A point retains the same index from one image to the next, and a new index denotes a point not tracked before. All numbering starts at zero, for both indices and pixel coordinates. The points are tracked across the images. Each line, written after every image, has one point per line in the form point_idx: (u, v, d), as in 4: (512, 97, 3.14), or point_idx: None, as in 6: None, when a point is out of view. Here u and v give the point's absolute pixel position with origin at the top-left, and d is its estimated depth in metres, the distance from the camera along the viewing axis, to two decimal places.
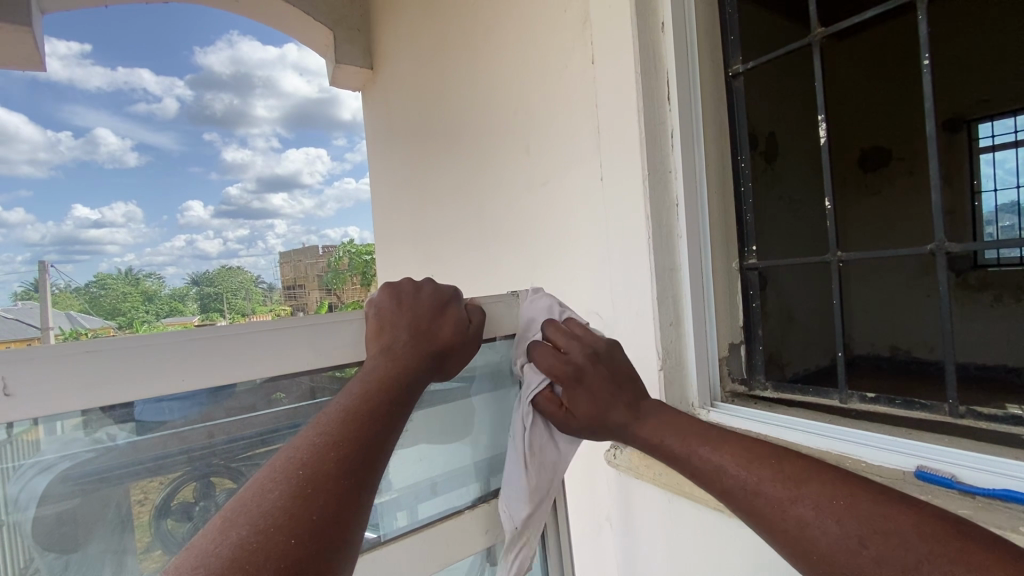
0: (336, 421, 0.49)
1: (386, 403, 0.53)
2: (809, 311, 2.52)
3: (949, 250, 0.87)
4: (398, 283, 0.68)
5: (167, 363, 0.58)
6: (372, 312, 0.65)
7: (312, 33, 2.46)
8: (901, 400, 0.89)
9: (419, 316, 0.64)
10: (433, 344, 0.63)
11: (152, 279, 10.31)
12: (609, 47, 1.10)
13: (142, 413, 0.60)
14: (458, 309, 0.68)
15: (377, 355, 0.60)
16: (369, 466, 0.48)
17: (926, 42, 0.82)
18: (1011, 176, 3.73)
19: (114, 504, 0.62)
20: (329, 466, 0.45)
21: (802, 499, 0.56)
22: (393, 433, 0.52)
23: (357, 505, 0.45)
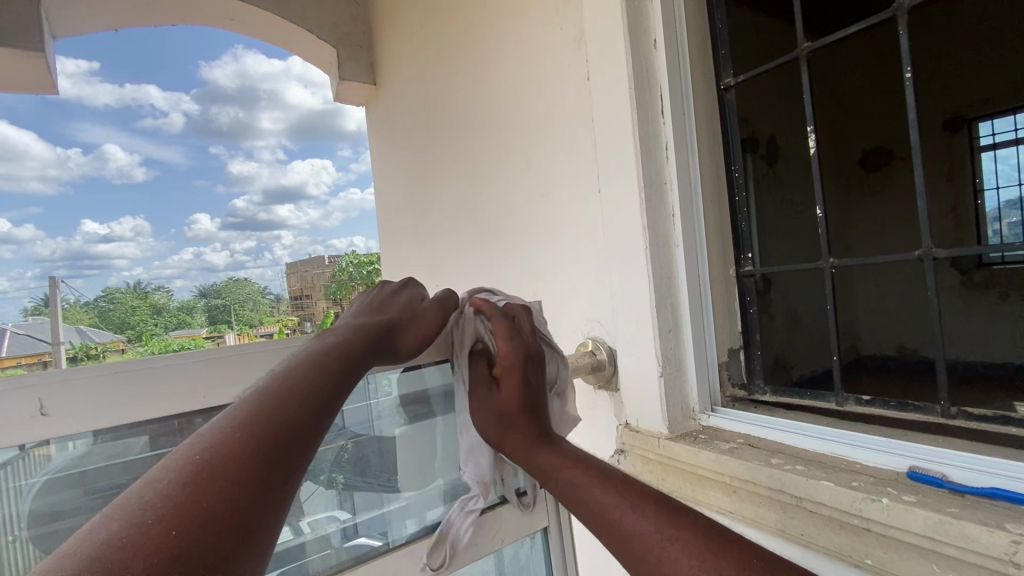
0: (267, 393, 0.53)
1: (322, 377, 0.57)
2: (813, 313, 2.54)
3: (938, 255, 0.89)
4: (360, 293, 0.82)
5: None
6: (336, 320, 0.76)
7: (317, 50, 2.52)
8: (895, 402, 0.92)
9: (370, 311, 0.75)
10: (375, 330, 0.70)
11: (161, 292, 10.44)
12: (605, 64, 1.13)
13: (145, 429, 0.67)
14: (409, 295, 0.80)
15: (323, 340, 0.67)
16: (295, 432, 0.50)
17: (908, 56, 0.86)
18: (1014, 173, 3.72)
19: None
20: (250, 430, 0.48)
21: (712, 575, 0.51)
22: (327, 405, 0.56)
23: (274, 471, 0.47)
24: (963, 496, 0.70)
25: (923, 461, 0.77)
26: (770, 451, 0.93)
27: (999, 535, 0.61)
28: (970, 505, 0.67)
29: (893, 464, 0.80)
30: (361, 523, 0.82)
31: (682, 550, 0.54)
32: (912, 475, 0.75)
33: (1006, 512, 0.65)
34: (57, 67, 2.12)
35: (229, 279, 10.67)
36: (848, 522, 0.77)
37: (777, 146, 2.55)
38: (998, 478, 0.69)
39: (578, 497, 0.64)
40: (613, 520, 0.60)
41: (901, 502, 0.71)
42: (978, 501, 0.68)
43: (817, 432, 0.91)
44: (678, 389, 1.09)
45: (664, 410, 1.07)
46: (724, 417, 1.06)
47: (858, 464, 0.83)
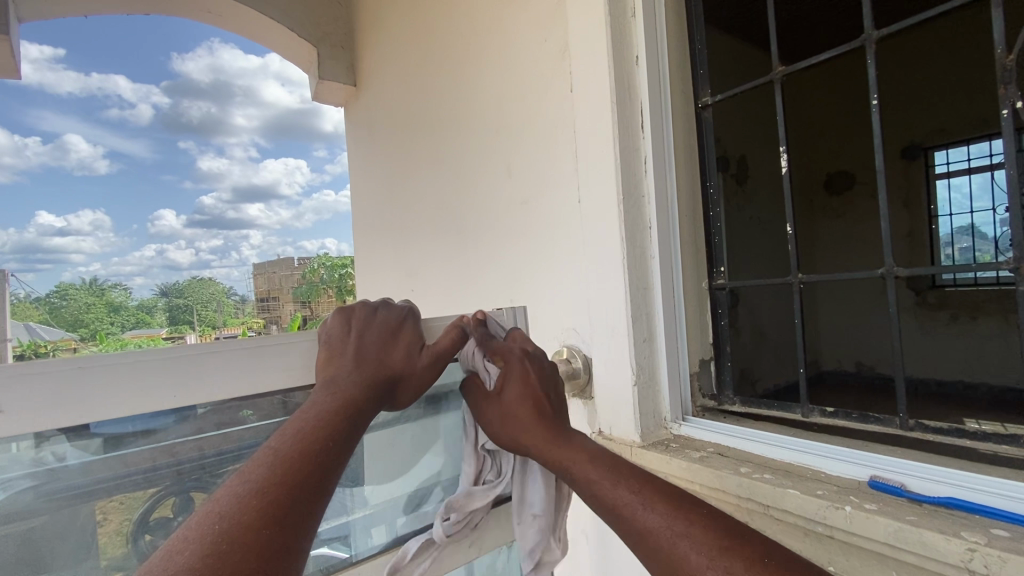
0: (264, 464, 0.47)
1: (325, 441, 0.51)
2: (777, 329, 2.63)
3: (898, 274, 0.93)
4: (350, 307, 0.66)
5: (143, 382, 0.59)
6: (322, 341, 0.64)
7: (297, 48, 2.49)
8: (858, 414, 0.95)
9: (368, 344, 0.62)
10: (379, 375, 0.60)
11: (118, 291, 9.54)
12: (588, 77, 1.15)
13: (99, 431, 0.58)
14: (413, 330, 0.67)
15: (319, 388, 0.58)
16: (301, 511, 0.46)
17: (875, 83, 0.89)
18: (966, 201, 3.88)
19: (80, 522, 0.59)
20: (251, 515, 0.43)
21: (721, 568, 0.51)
22: (330, 477, 0.50)
23: (291, 528, 0.44)
24: (921, 505, 0.73)
25: (883, 471, 0.81)
26: (739, 460, 0.95)
27: (956, 543, 0.64)
28: (929, 514, 0.70)
29: (854, 474, 0.83)
30: (323, 532, 0.77)
31: (702, 539, 0.54)
32: (874, 485, 0.78)
33: (961, 521, 0.68)
34: (18, 47, 2.00)
35: (192, 278, 9.95)
36: (813, 529, 0.79)
37: (747, 166, 2.64)
38: (953, 488, 0.73)
39: (597, 487, 0.65)
40: (633, 513, 0.60)
41: (863, 510, 0.73)
42: (935, 510, 0.71)
43: (786, 442, 0.94)
44: (651, 399, 1.10)
45: (637, 419, 1.08)
46: (694, 426, 1.08)
47: (823, 473, 0.86)
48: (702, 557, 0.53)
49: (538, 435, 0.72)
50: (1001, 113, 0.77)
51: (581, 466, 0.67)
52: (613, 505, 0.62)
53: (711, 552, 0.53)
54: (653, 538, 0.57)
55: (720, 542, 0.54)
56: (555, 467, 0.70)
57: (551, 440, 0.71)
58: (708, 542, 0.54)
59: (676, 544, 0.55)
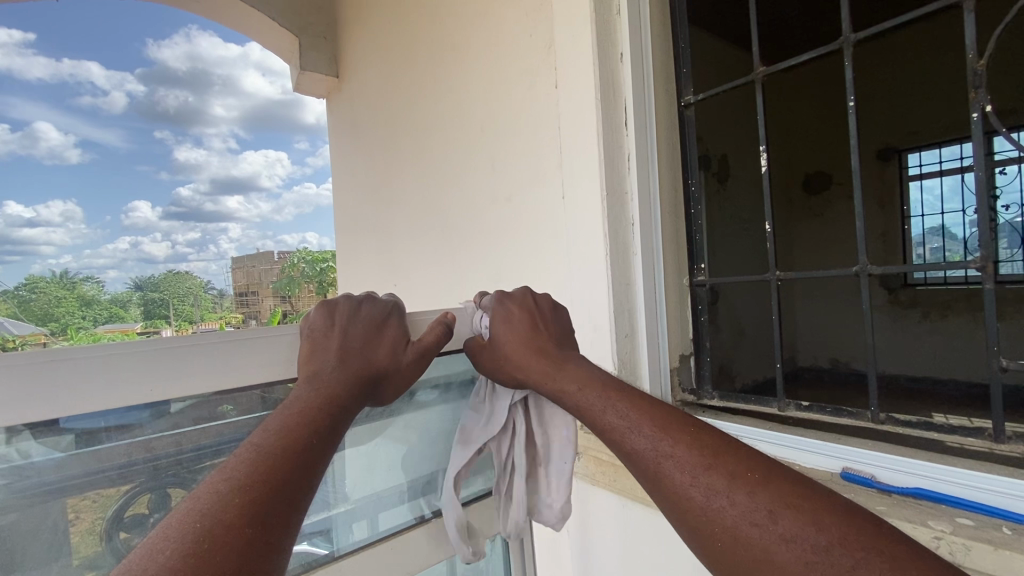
0: (246, 462, 0.46)
1: (307, 438, 0.51)
2: (756, 326, 2.69)
3: (872, 272, 0.96)
4: (333, 301, 0.65)
5: (118, 376, 0.56)
6: (304, 335, 0.62)
7: (277, 37, 2.43)
8: (831, 408, 0.97)
9: (351, 340, 0.61)
10: (363, 372, 0.59)
11: (91, 282, 8.09)
12: (573, 74, 1.16)
13: (68, 427, 0.56)
14: (398, 325, 0.66)
15: (301, 384, 0.56)
16: (284, 510, 0.45)
17: (852, 86, 0.91)
18: (937, 202, 4.00)
19: (52, 521, 0.58)
20: (234, 512, 0.42)
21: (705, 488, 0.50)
22: (313, 475, 0.49)
23: (275, 526, 0.43)
24: (889, 495, 0.76)
25: (854, 463, 0.83)
26: None
27: (923, 531, 0.67)
28: (897, 504, 0.73)
29: (828, 466, 0.86)
30: (304, 529, 0.75)
31: (690, 457, 0.53)
32: (845, 476, 0.81)
33: (927, 510, 0.71)
34: None
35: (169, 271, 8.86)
36: None
37: (729, 165, 2.68)
38: (920, 479, 0.76)
39: (589, 411, 0.63)
40: (623, 434, 0.58)
41: None
42: (902, 500, 0.74)
43: (764, 435, 0.96)
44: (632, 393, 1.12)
45: None
46: None
47: (798, 466, 0.89)
48: (686, 476, 0.52)
49: (536, 365, 0.69)
50: (971, 116, 0.79)
51: (575, 391, 0.65)
52: (605, 427, 0.60)
53: (699, 470, 0.52)
54: (638, 459, 0.56)
55: (706, 460, 0.52)
56: (551, 394, 0.67)
57: (546, 368, 0.68)
58: (695, 459, 0.53)
59: (662, 462, 0.54)
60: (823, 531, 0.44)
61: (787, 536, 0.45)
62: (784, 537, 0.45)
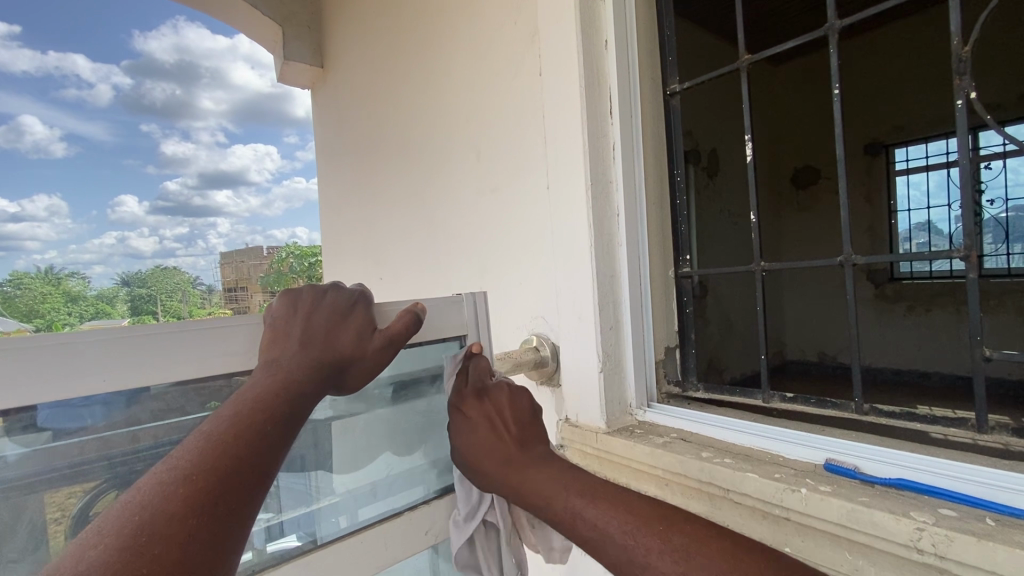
0: (193, 453, 0.45)
1: (261, 427, 0.49)
2: (744, 320, 2.71)
3: (856, 262, 0.95)
4: (297, 289, 0.62)
5: (77, 363, 0.53)
6: (267, 324, 0.60)
7: (261, 27, 2.38)
8: (816, 399, 0.97)
9: (313, 328, 0.59)
10: (324, 361, 0.57)
11: (75, 278, 7.97)
12: (557, 61, 1.13)
13: (47, 423, 0.54)
14: (366, 312, 0.64)
15: (260, 372, 0.55)
16: (232, 501, 0.43)
17: (837, 74, 0.90)
18: (923, 198, 3.99)
19: (26, 518, 0.56)
20: (175, 503, 0.40)
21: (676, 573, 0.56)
22: (267, 464, 0.48)
23: (219, 518, 0.42)
24: (873, 486, 0.75)
25: (838, 454, 0.82)
26: (702, 446, 0.96)
27: (906, 523, 0.66)
28: (881, 495, 0.72)
29: (811, 457, 0.85)
30: (285, 521, 0.73)
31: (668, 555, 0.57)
32: (829, 467, 0.80)
33: (910, 500, 0.70)
34: None
35: (157, 266, 8.56)
36: (770, 511, 0.80)
37: (719, 159, 2.68)
38: (903, 470, 0.75)
39: (554, 509, 0.68)
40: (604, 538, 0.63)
41: (818, 491, 0.75)
42: (886, 491, 0.74)
43: (748, 427, 0.95)
44: (617, 385, 1.10)
45: (604, 405, 1.08)
46: (658, 413, 1.09)
47: (782, 457, 0.87)
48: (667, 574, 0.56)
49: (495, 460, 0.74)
50: (956, 104, 0.78)
51: (542, 490, 0.70)
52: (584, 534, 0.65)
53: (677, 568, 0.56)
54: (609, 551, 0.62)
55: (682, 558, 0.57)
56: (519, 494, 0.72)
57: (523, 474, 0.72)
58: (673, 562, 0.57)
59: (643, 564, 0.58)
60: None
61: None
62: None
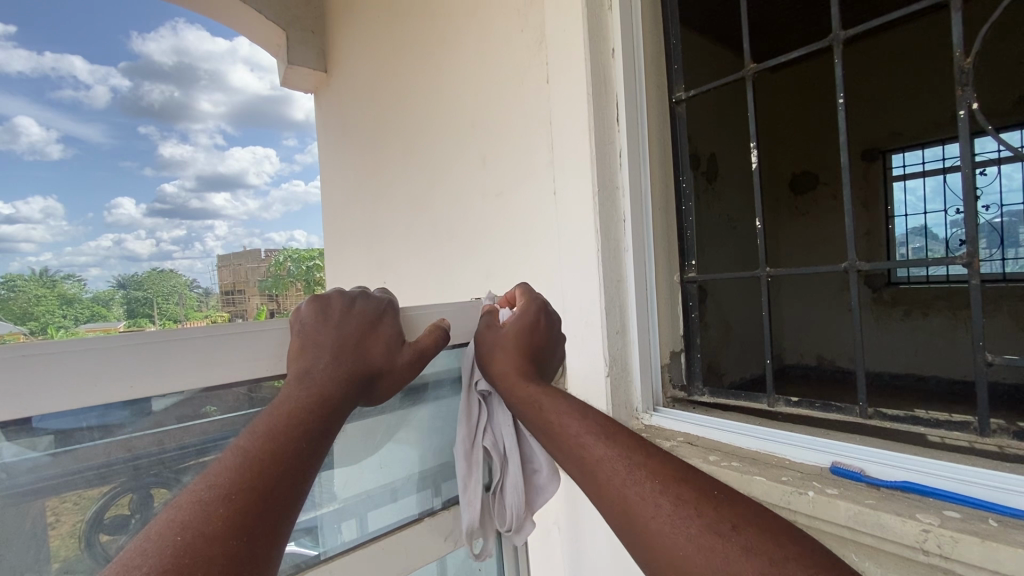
0: (230, 470, 0.44)
1: (296, 441, 0.49)
2: (743, 324, 2.73)
3: (860, 268, 0.97)
4: (327, 294, 0.61)
5: (95, 372, 0.53)
6: (293, 328, 0.59)
7: (265, 32, 2.40)
8: (820, 403, 0.98)
9: (346, 337, 0.58)
10: (356, 372, 0.57)
11: (71, 281, 7.70)
12: (565, 68, 1.15)
13: (44, 427, 0.53)
14: (393, 324, 0.64)
15: (291, 382, 0.53)
16: (269, 520, 0.43)
17: (842, 82, 0.91)
18: (920, 204, 4.03)
19: (30, 523, 0.55)
20: (218, 526, 0.40)
21: (666, 508, 0.49)
22: (303, 481, 0.48)
23: (261, 537, 0.42)
24: (880, 489, 0.76)
25: (844, 457, 0.84)
26: (708, 449, 0.97)
27: (912, 524, 0.67)
28: (887, 497, 0.73)
29: (817, 460, 0.86)
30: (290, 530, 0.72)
31: (649, 476, 0.52)
32: (834, 470, 0.81)
33: (915, 503, 0.71)
34: None
35: (154, 268, 8.44)
36: (777, 514, 0.82)
37: (719, 164, 2.70)
38: (909, 472, 0.76)
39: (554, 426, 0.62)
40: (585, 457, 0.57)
41: (825, 494, 0.76)
42: (893, 493, 0.75)
43: (754, 431, 0.96)
44: (623, 390, 1.12)
45: (610, 410, 1.09)
46: (663, 416, 1.10)
47: (786, 460, 0.89)
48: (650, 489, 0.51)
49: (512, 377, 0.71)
50: (958, 113, 0.80)
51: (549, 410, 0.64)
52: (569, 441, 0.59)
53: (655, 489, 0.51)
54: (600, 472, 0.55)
55: (659, 482, 0.52)
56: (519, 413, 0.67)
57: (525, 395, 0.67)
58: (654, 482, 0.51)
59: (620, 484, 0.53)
60: (783, 548, 0.45)
61: (746, 547, 0.45)
62: (746, 549, 0.45)
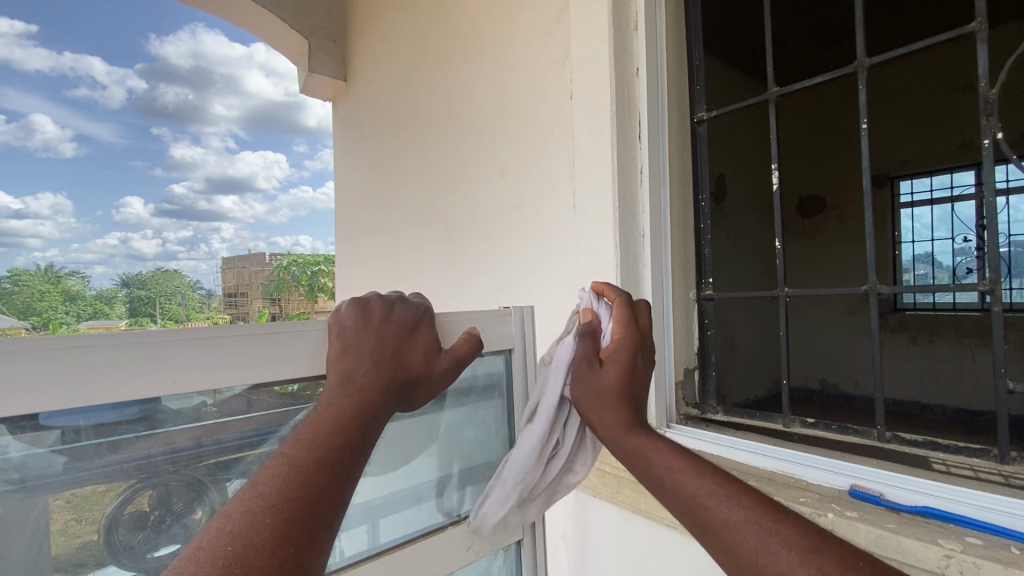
0: (275, 479, 0.43)
1: (339, 450, 0.48)
2: (749, 344, 2.74)
3: (880, 292, 0.97)
4: (366, 297, 0.61)
5: (132, 368, 0.53)
6: (333, 331, 0.59)
7: (288, 39, 2.44)
8: (837, 426, 0.98)
9: (385, 341, 0.58)
10: (396, 378, 0.56)
11: (76, 278, 7.61)
12: (589, 84, 1.17)
13: (50, 424, 0.51)
14: (430, 330, 0.64)
15: (332, 386, 0.53)
16: (313, 531, 0.42)
17: (865, 108, 0.92)
18: (926, 230, 4.00)
19: (32, 520, 0.53)
20: (264, 539, 0.39)
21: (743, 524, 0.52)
22: (346, 490, 0.47)
23: (304, 550, 0.41)
24: (899, 514, 0.76)
25: (863, 480, 0.84)
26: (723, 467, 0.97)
27: (932, 549, 0.67)
28: (908, 522, 0.73)
29: (835, 483, 0.85)
30: None
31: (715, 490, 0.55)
32: (854, 494, 0.80)
33: (937, 529, 0.71)
34: None
35: (158, 268, 8.41)
36: None
37: (727, 184, 2.73)
38: (929, 497, 0.76)
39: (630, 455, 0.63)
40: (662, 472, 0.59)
41: (846, 517, 0.76)
42: (912, 519, 0.74)
43: (771, 451, 0.96)
44: None
45: None
46: (679, 433, 1.10)
47: (803, 481, 0.88)
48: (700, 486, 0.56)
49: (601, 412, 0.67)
50: (983, 142, 0.81)
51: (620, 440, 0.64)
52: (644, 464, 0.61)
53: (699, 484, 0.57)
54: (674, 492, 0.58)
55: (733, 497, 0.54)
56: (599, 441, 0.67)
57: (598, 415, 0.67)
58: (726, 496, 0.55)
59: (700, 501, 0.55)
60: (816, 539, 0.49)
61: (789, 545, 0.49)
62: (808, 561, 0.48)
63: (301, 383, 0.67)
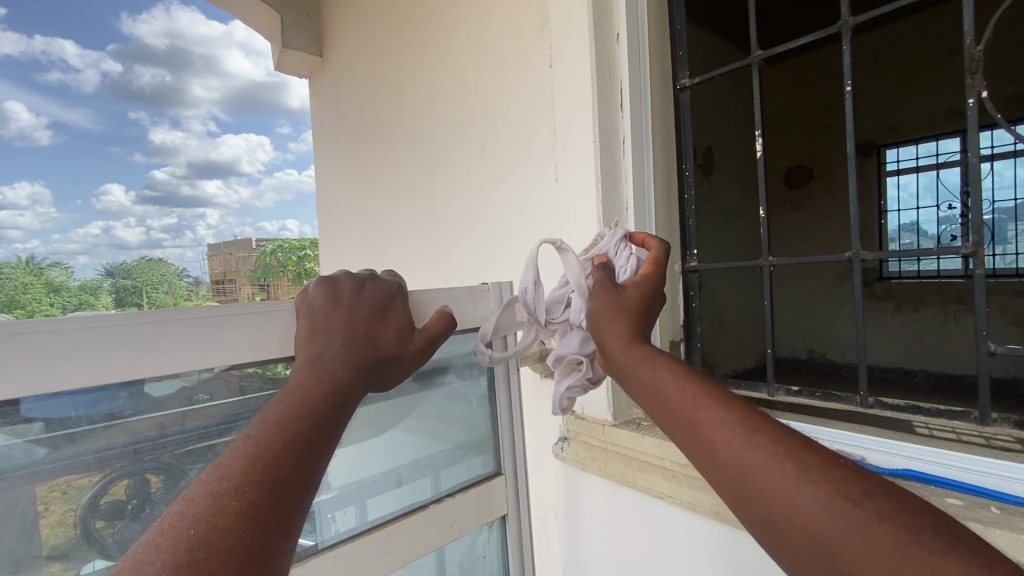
0: (241, 460, 0.42)
1: (308, 431, 0.46)
2: (737, 316, 2.75)
3: (865, 257, 0.96)
4: (335, 276, 0.59)
5: (99, 352, 0.51)
6: (301, 311, 0.57)
7: (259, 13, 2.35)
8: (821, 393, 0.99)
9: (357, 321, 0.56)
10: (371, 358, 0.55)
11: (59, 269, 7.44)
12: (568, 52, 1.13)
13: (32, 414, 0.50)
14: (402, 309, 0.62)
15: (303, 366, 0.52)
16: (281, 512, 0.41)
17: (849, 70, 0.88)
18: (912, 200, 4.04)
19: (19, 511, 0.52)
20: (231, 515, 0.38)
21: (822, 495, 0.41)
22: (315, 470, 0.46)
23: (272, 528, 0.40)
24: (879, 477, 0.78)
25: (845, 446, 0.85)
26: None
27: None
28: None
29: None
30: None
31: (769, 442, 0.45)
32: None
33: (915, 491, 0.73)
34: None
35: (142, 257, 8.22)
36: None
37: (715, 154, 2.69)
38: (910, 460, 0.77)
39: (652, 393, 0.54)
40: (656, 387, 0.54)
41: None
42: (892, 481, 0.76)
43: None
44: None
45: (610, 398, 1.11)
46: None
47: None
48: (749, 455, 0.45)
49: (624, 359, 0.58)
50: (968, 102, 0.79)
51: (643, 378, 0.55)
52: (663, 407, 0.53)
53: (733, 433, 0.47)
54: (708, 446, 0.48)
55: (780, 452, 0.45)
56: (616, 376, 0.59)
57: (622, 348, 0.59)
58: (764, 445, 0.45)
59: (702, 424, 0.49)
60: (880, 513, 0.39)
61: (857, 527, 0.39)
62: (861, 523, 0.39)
63: (284, 363, 0.65)
